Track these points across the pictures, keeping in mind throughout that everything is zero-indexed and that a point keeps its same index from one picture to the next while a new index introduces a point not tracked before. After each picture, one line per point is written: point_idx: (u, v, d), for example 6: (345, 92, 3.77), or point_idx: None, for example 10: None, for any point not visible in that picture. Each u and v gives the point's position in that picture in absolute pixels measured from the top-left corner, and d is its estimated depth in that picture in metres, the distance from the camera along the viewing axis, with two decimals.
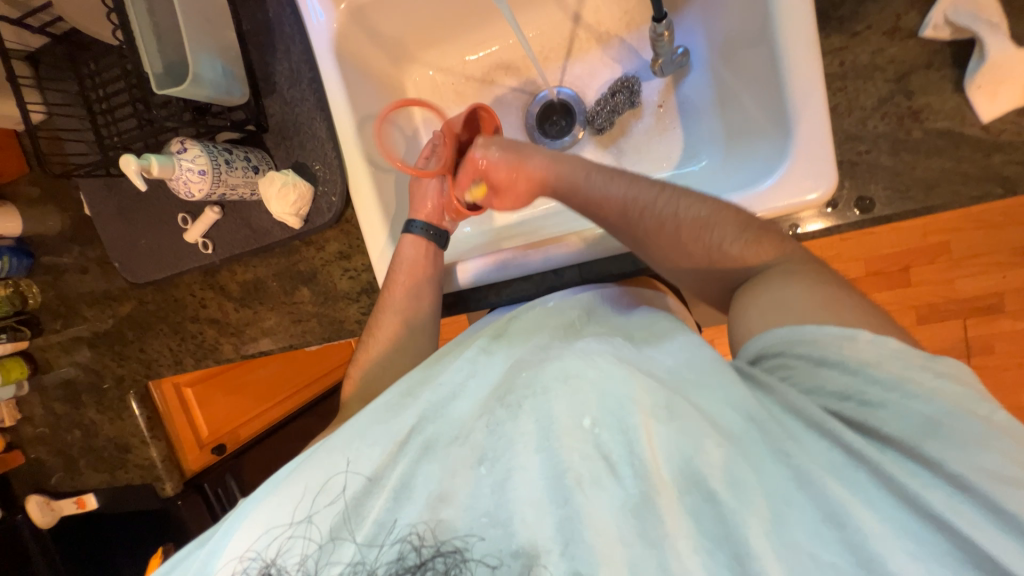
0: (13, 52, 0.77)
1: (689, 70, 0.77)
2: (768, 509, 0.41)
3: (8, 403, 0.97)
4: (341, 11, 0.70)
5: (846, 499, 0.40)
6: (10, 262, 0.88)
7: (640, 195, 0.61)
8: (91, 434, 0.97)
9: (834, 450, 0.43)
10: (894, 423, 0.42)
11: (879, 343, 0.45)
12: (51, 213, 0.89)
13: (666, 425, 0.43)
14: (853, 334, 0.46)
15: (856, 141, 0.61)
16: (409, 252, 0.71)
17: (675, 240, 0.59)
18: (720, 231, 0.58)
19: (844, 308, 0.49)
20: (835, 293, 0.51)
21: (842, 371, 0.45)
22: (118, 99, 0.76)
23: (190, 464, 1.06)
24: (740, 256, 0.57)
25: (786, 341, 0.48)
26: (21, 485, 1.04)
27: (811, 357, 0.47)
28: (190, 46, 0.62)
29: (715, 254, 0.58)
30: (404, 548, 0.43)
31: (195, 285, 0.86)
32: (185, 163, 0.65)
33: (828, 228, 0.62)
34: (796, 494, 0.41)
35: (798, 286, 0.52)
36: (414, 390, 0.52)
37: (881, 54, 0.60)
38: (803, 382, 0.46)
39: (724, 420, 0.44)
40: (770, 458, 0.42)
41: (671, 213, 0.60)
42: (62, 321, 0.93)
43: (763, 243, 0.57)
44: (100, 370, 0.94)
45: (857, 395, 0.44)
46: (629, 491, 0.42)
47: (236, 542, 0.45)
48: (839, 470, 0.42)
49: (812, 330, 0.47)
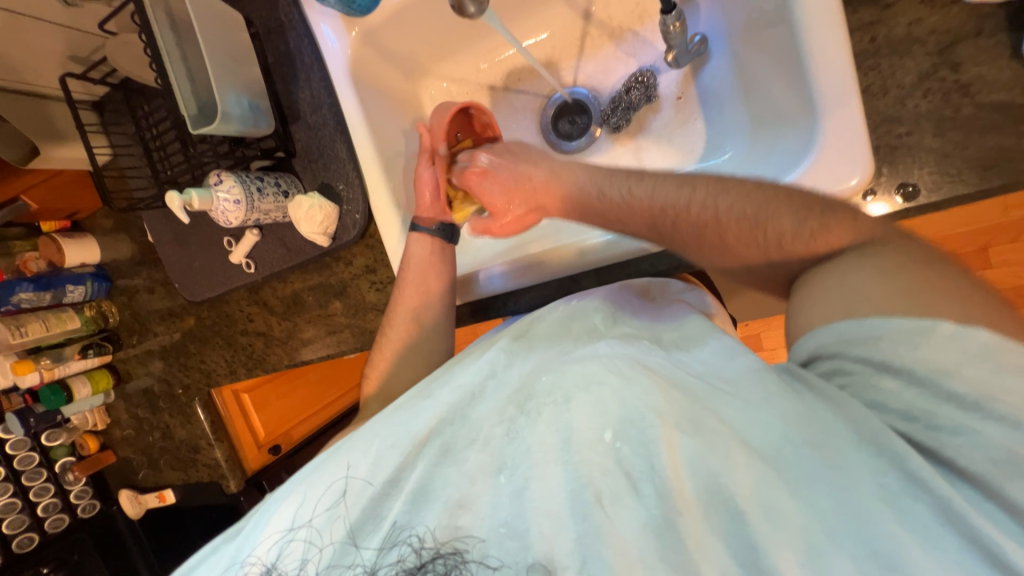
0: (81, 102, 0.87)
1: (708, 57, 0.73)
2: (805, 541, 0.37)
3: (99, 409, 1.10)
4: (353, 36, 0.73)
5: (897, 536, 0.36)
6: (92, 287, 1.00)
7: (671, 200, 0.58)
8: (168, 436, 1.08)
9: (890, 477, 0.38)
10: (970, 454, 0.37)
11: (960, 339, 0.39)
12: (123, 240, 1.00)
13: (690, 438, 0.42)
14: (928, 327, 0.40)
15: (894, 124, 0.56)
16: (420, 249, 0.73)
17: (721, 245, 0.56)
18: (777, 224, 0.52)
19: (916, 279, 0.43)
20: (918, 272, 0.44)
21: (909, 381, 0.41)
22: (168, 136, 0.84)
23: (250, 463, 1.15)
24: (805, 247, 0.51)
25: (842, 339, 0.44)
26: (114, 481, 1.18)
27: (872, 360, 0.42)
28: (217, 86, 0.67)
29: (773, 253, 0.53)
30: (405, 551, 0.44)
31: (242, 302, 0.94)
32: (221, 195, 0.71)
33: (894, 211, 0.56)
34: (833, 523, 0.38)
35: (873, 272, 0.45)
36: (435, 391, 0.52)
37: (919, 24, 0.54)
38: (862, 395, 0.43)
39: (752, 436, 0.42)
40: (812, 483, 0.39)
41: (711, 216, 0.56)
42: (137, 336, 1.04)
43: (832, 227, 0.50)
44: (171, 380, 1.04)
45: (925, 416, 0.40)
46: (651, 510, 0.41)
47: (257, 543, 0.48)
48: (895, 500, 0.37)
49: (876, 327, 0.42)
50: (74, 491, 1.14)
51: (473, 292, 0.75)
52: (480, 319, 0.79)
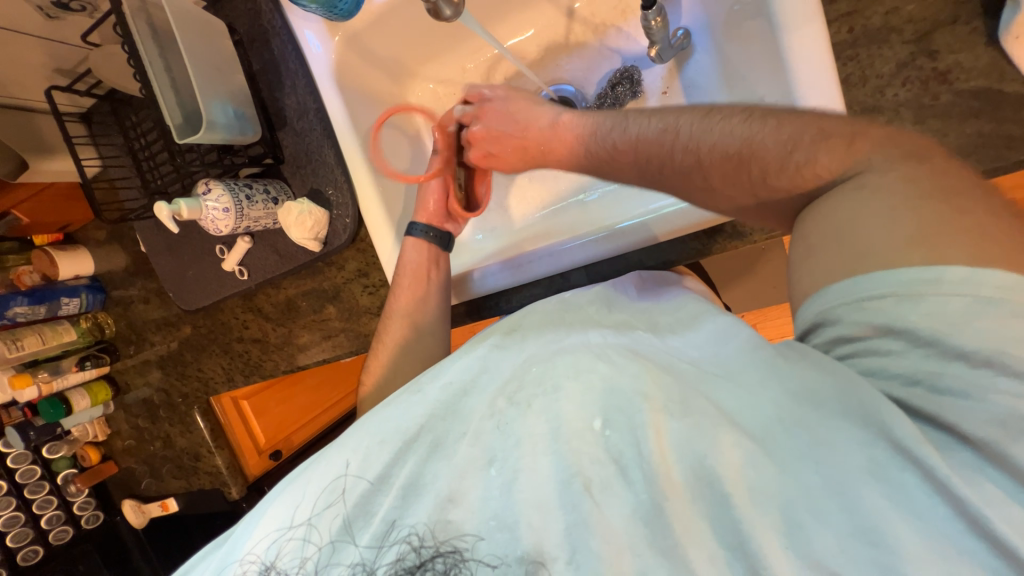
0: (68, 114, 0.87)
1: (692, 51, 0.73)
2: (785, 521, 0.38)
3: (98, 420, 1.10)
4: (337, 41, 0.73)
5: (885, 513, 0.36)
6: (87, 299, 1.00)
7: (652, 149, 0.57)
8: (169, 445, 1.08)
9: (878, 446, 0.38)
10: (971, 418, 0.37)
11: (971, 284, 0.37)
12: (117, 251, 1.00)
13: (678, 421, 0.43)
14: (936, 276, 0.38)
15: (875, 113, 0.56)
16: (413, 255, 0.74)
17: (706, 188, 0.54)
18: (763, 158, 0.49)
19: (927, 215, 0.40)
20: (929, 207, 0.41)
21: (913, 341, 0.39)
22: (157, 145, 0.84)
23: (251, 469, 1.16)
24: (797, 180, 0.48)
25: (850, 301, 0.42)
26: (117, 491, 1.18)
27: (874, 325, 0.41)
28: (202, 95, 0.67)
29: (761, 193, 0.51)
30: (404, 549, 0.44)
31: (237, 309, 0.94)
32: (210, 204, 0.71)
33: None
34: (822, 501, 0.38)
35: (886, 211, 0.42)
36: (423, 386, 0.53)
37: (896, 14, 0.55)
38: (864, 366, 0.42)
39: (740, 418, 0.43)
40: (800, 463, 0.39)
41: (694, 160, 0.54)
42: (134, 346, 1.05)
43: (826, 151, 0.46)
44: (169, 389, 1.04)
45: (927, 380, 0.39)
46: (639, 497, 0.41)
47: (247, 542, 0.48)
48: (883, 471, 0.38)
49: (885, 281, 0.40)
50: (77, 502, 1.14)
51: (468, 292, 0.75)
52: (474, 319, 0.80)
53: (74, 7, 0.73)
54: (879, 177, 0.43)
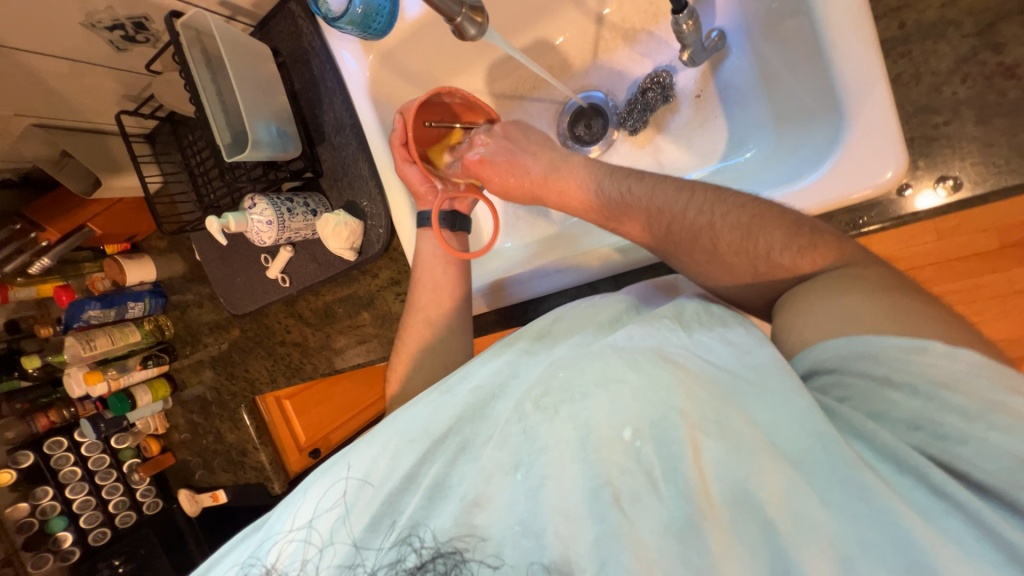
0: (135, 135, 0.95)
1: (727, 52, 0.70)
2: (837, 550, 0.37)
3: (159, 414, 1.19)
4: (371, 59, 0.77)
5: (935, 545, 0.35)
6: (150, 303, 1.08)
7: (665, 207, 0.58)
8: (220, 439, 1.16)
9: (919, 488, 0.39)
10: (981, 464, 0.37)
11: (952, 357, 0.40)
12: (176, 259, 1.09)
13: (716, 442, 0.41)
14: (921, 346, 0.41)
15: (932, 113, 0.53)
16: (432, 249, 0.75)
17: (711, 253, 0.55)
18: (768, 239, 0.52)
19: (903, 302, 0.45)
20: (900, 296, 0.45)
21: (911, 393, 0.40)
22: (210, 162, 0.90)
23: (292, 465, 1.23)
24: (792, 266, 0.52)
25: (843, 356, 0.44)
26: (174, 481, 1.27)
27: (874, 375, 0.42)
28: (248, 116, 0.72)
29: (763, 264, 0.53)
30: (405, 550, 0.45)
31: (281, 314, 0.99)
32: (255, 217, 0.76)
33: (944, 206, 0.53)
34: (868, 532, 0.37)
35: (865, 294, 0.46)
36: (453, 387, 0.54)
37: (953, 5, 0.51)
38: (866, 405, 0.42)
39: (780, 438, 0.41)
40: (837, 486, 0.38)
41: (705, 222, 0.55)
42: (189, 346, 1.13)
43: (818, 248, 0.51)
44: (220, 387, 1.11)
45: (929, 425, 0.40)
46: (674, 512, 0.40)
47: (286, 521, 0.49)
48: (923, 511, 0.38)
49: (872, 343, 0.42)
50: (140, 490, 1.24)
51: (504, 300, 0.75)
52: (504, 327, 0.81)
53: (139, 39, 0.78)
54: (858, 269, 0.49)
